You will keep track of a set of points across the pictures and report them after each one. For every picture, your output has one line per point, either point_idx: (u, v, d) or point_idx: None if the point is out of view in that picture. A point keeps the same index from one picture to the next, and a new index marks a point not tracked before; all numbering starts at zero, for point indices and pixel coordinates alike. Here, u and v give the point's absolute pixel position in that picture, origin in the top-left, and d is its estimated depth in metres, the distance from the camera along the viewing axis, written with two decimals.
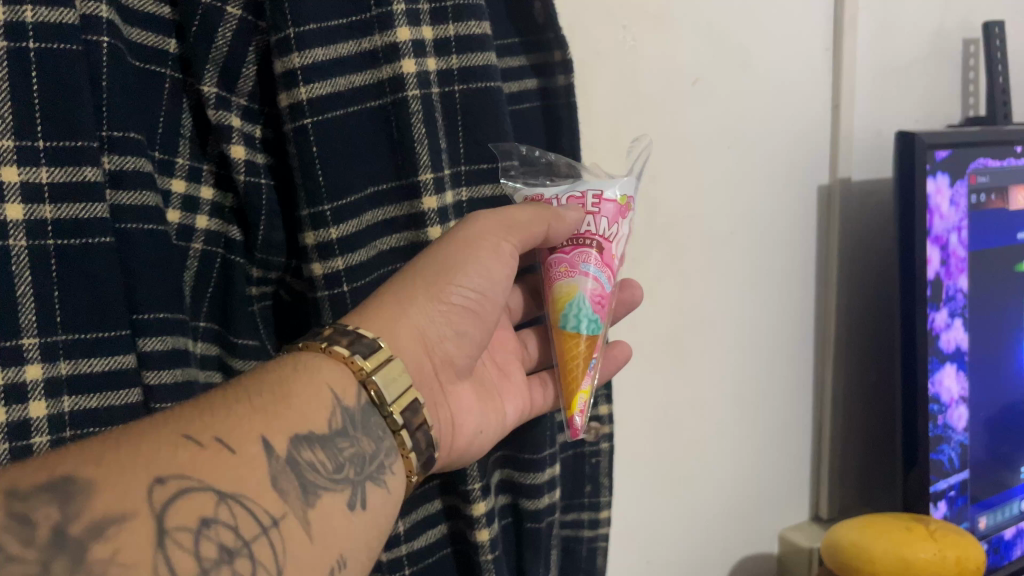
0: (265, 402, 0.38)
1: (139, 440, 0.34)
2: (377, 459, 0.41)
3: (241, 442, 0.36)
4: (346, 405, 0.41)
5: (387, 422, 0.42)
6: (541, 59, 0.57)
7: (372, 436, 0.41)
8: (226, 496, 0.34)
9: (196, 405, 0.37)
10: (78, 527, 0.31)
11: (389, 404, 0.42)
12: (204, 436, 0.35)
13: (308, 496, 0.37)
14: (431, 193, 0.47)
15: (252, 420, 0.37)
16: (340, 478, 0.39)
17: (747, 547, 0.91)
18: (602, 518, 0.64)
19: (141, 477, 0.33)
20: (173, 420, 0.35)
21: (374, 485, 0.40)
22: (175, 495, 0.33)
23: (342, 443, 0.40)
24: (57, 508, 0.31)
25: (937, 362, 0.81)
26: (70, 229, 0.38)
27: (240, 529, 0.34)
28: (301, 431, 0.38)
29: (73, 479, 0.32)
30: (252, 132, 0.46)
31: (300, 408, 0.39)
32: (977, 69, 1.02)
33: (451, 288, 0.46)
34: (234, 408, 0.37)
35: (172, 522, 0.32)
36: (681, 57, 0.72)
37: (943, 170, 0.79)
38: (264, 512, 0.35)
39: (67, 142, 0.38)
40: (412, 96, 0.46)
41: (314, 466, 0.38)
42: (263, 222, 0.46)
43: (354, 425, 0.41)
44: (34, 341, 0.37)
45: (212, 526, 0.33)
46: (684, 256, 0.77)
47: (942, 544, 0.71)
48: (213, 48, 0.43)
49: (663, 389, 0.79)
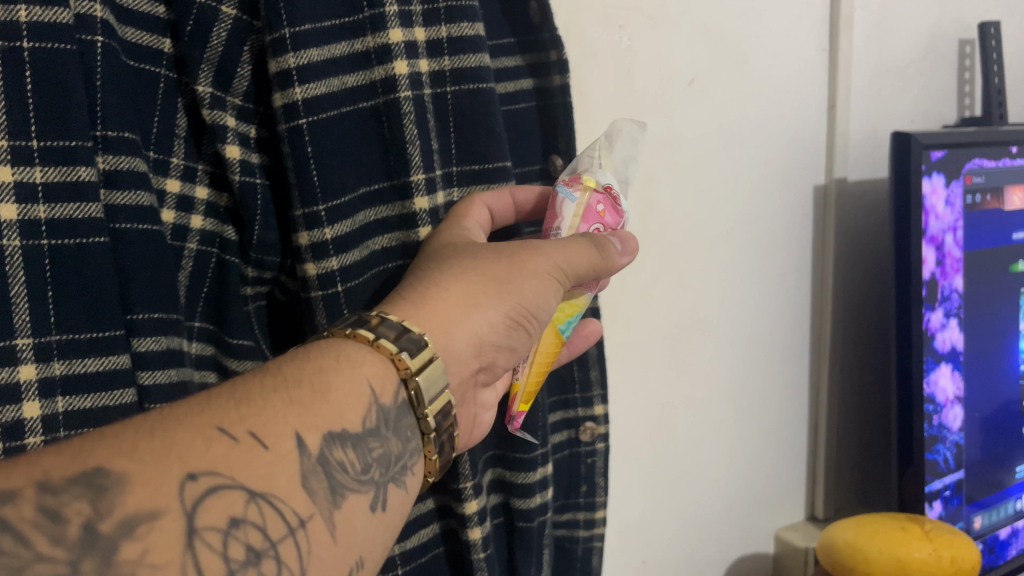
0: (302, 394, 0.37)
1: (171, 430, 0.33)
2: (401, 461, 0.40)
3: (275, 438, 0.35)
4: (383, 403, 0.40)
5: (418, 423, 0.42)
6: (536, 60, 0.57)
7: (401, 438, 0.40)
8: (256, 495, 0.33)
9: (234, 395, 0.35)
10: (109, 524, 0.30)
11: (424, 406, 0.41)
12: (237, 430, 0.34)
13: (335, 496, 0.36)
14: (422, 194, 0.47)
15: (287, 414, 0.35)
16: (366, 479, 0.38)
17: (742, 547, 0.91)
18: (597, 518, 0.64)
19: (172, 473, 0.31)
20: (207, 411, 0.34)
21: (396, 487, 0.39)
22: (206, 493, 0.32)
23: (373, 443, 0.39)
24: (88, 503, 0.30)
25: (932, 362, 0.81)
26: (65, 228, 0.38)
27: (268, 530, 0.33)
28: (336, 428, 0.37)
29: (107, 470, 0.31)
30: (246, 133, 0.46)
31: (338, 403, 0.37)
32: (972, 70, 1.02)
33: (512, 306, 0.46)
34: (269, 400, 0.36)
35: (203, 521, 0.31)
36: (677, 58, 0.72)
37: (938, 170, 0.79)
38: (293, 512, 0.34)
39: (57, 142, 0.38)
40: (403, 96, 0.46)
41: (344, 467, 0.37)
42: (258, 221, 0.46)
43: (387, 425, 0.40)
44: (28, 342, 0.37)
45: (241, 526, 0.32)
46: (679, 256, 0.77)
47: (937, 543, 0.71)
48: (208, 48, 0.43)
49: (661, 387, 0.79)
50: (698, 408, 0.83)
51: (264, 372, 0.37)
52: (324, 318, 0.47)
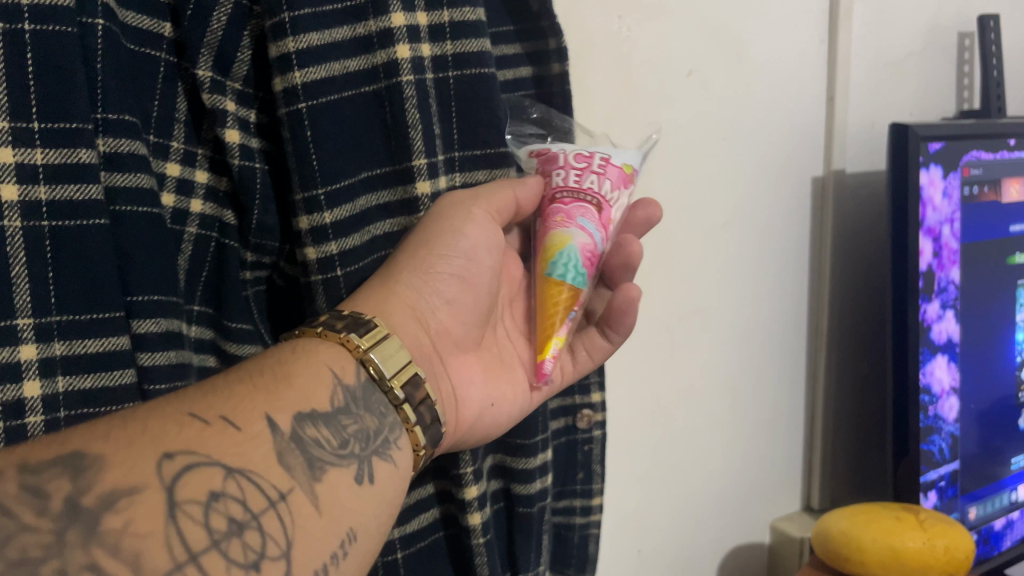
0: (267, 380, 0.38)
1: (144, 419, 0.33)
2: (381, 435, 0.41)
3: (246, 420, 0.35)
4: (346, 384, 0.40)
5: (388, 398, 0.42)
6: (536, 47, 0.57)
7: (375, 413, 0.41)
8: (233, 471, 0.33)
9: (199, 389, 0.36)
10: (90, 498, 0.30)
11: (389, 378, 0.42)
12: (209, 414, 0.35)
13: (313, 471, 0.36)
14: (425, 178, 0.47)
15: (255, 399, 0.37)
16: (346, 453, 0.38)
17: (737, 538, 0.92)
18: (594, 505, 0.65)
19: (149, 452, 0.32)
20: (178, 401, 0.35)
21: (380, 459, 0.40)
22: (184, 470, 0.32)
23: (345, 420, 0.39)
24: (68, 480, 0.30)
25: (929, 353, 0.81)
26: (65, 210, 0.38)
27: (248, 503, 0.33)
28: (306, 408, 0.38)
29: (85, 453, 0.31)
30: (246, 117, 0.46)
31: (303, 387, 0.39)
32: (971, 63, 1.02)
33: (435, 259, 0.47)
34: (237, 390, 0.37)
35: (182, 495, 0.31)
36: (675, 47, 0.72)
37: (936, 162, 0.79)
38: (271, 486, 0.34)
39: (58, 125, 0.38)
40: (406, 81, 0.46)
41: (319, 443, 0.37)
42: (258, 205, 0.46)
43: (356, 402, 0.40)
44: (29, 322, 0.38)
45: (221, 499, 0.32)
46: (676, 247, 0.77)
47: (931, 533, 0.72)
48: (208, 32, 0.43)
49: (655, 376, 0.79)
50: (693, 399, 0.83)
51: (233, 368, 0.39)
52: (324, 303, 0.47)
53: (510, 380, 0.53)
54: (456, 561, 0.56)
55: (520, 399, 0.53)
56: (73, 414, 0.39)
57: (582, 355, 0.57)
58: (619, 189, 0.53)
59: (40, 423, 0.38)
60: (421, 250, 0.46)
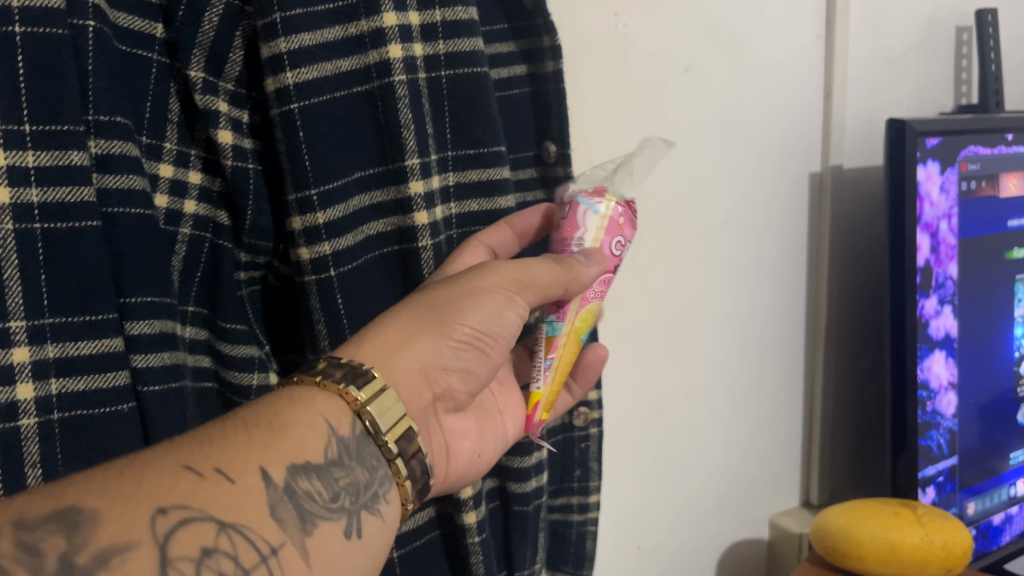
0: (261, 432, 0.37)
1: (141, 471, 0.33)
2: (371, 488, 0.40)
3: (239, 472, 0.35)
4: (341, 435, 0.39)
5: (382, 451, 0.41)
6: (530, 45, 0.57)
7: (367, 466, 0.40)
8: (226, 526, 0.33)
9: (190, 440, 0.35)
10: (84, 556, 0.30)
11: (384, 433, 0.41)
12: (204, 467, 0.34)
13: (305, 525, 0.36)
14: (417, 178, 0.47)
15: (249, 452, 0.36)
16: (337, 507, 0.38)
17: (735, 533, 0.92)
18: (590, 503, 0.65)
19: (143, 508, 0.32)
20: (171, 453, 0.34)
21: (368, 514, 0.39)
22: (177, 525, 0.32)
23: (337, 473, 0.38)
24: (64, 538, 0.30)
25: (926, 349, 0.81)
26: (58, 212, 0.38)
27: (240, 559, 0.33)
28: (299, 460, 0.37)
29: (80, 509, 0.31)
30: (239, 117, 0.46)
31: (299, 438, 0.38)
32: (969, 58, 1.02)
33: (461, 326, 0.45)
34: (232, 439, 0.36)
35: (175, 551, 0.31)
36: (670, 44, 0.72)
37: (934, 157, 0.79)
38: (263, 540, 0.34)
39: (50, 127, 0.38)
40: (398, 81, 0.46)
41: (312, 496, 0.37)
42: (251, 205, 0.46)
43: (349, 454, 0.39)
44: (21, 325, 0.38)
45: (213, 555, 0.32)
46: (673, 244, 0.77)
47: (929, 528, 0.72)
48: (200, 32, 0.43)
49: (653, 373, 0.79)
50: (691, 395, 0.83)
51: (222, 418, 0.38)
52: (318, 304, 0.47)
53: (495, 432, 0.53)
54: (452, 562, 0.56)
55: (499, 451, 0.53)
56: (68, 414, 0.39)
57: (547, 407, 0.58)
58: None
59: (33, 424, 0.38)
60: (445, 311, 0.45)
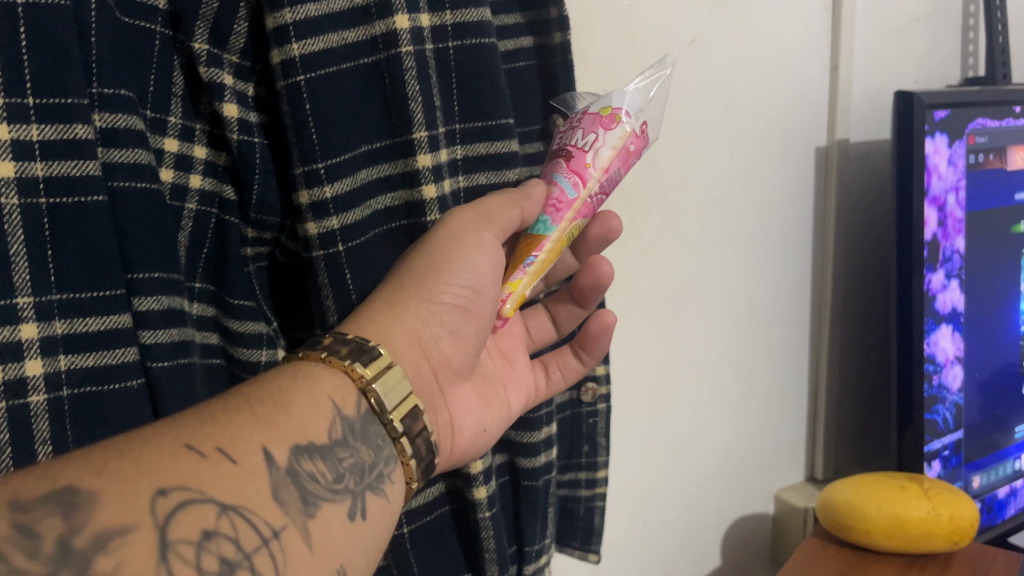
0: (266, 410, 0.37)
1: (140, 448, 0.32)
2: (376, 469, 0.40)
3: (242, 454, 0.34)
4: (346, 414, 0.39)
5: (386, 430, 0.41)
6: (536, 17, 0.57)
7: (371, 446, 0.40)
8: (226, 509, 0.32)
9: (197, 414, 0.35)
10: (83, 539, 0.29)
11: (389, 411, 0.41)
12: (205, 446, 0.34)
13: (308, 507, 0.35)
14: (426, 151, 0.47)
15: (252, 430, 0.35)
16: (340, 489, 0.37)
17: (741, 508, 0.92)
18: (599, 478, 0.65)
19: (142, 490, 0.31)
20: (174, 429, 0.34)
21: (373, 495, 0.39)
22: (177, 507, 0.31)
23: (341, 453, 0.38)
24: (60, 519, 0.29)
25: (932, 323, 0.81)
26: (62, 186, 0.38)
27: (241, 541, 0.32)
28: (303, 441, 0.37)
29: (77, 488, 0.30)
30: (244, 90, 0.45)
31: (300, 416, 0.37)
32: (976, 30, 1.01)
33: (440, 287, 0.46)
34: (236, 417, 0.35)
35: (174, 534, 0.30)
36: (677, 17, 0.71)
37: (943, 130, 0.79)
38: (264, 523, 0.33)
39: (53, 100, 0.37)
40: (405, 53, 0.45)
41: (314, 477, 0.36)
42: (257, 180, 0.46)
43: (353, 434, 0.39)
44: (29, 300, 0.37)
45: (214, 539, 0.31)
46: (678, 219, 0.77)
47: (937, 501, 0.71)
48: (203, 4, 0.42)
49: (657, 348, 0.78)
50: (696, 371, 0.83)
51: (230, 391, 0.38)
52: (327, 280, 0.47)
53: (498, 402, 0.53)
54: (462, 535, 0.56)
55: (503, 422, 0.53)
56: (78, 391, 0.39)
57: (556, 375, 0.58)
58: (602, 132, 0.48)
59: (44, 400, 0.38)
60: (427, 280, 0.45)
